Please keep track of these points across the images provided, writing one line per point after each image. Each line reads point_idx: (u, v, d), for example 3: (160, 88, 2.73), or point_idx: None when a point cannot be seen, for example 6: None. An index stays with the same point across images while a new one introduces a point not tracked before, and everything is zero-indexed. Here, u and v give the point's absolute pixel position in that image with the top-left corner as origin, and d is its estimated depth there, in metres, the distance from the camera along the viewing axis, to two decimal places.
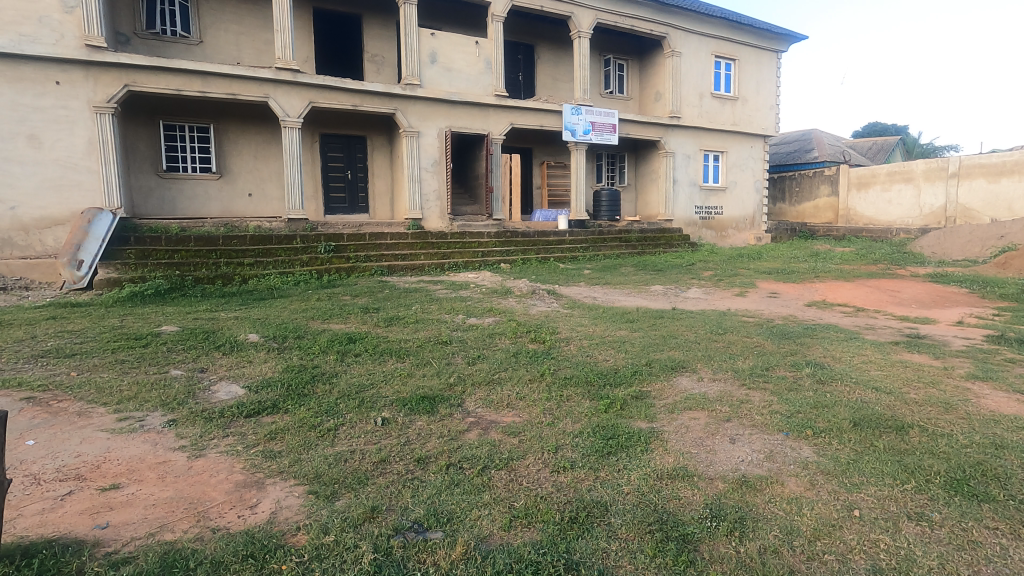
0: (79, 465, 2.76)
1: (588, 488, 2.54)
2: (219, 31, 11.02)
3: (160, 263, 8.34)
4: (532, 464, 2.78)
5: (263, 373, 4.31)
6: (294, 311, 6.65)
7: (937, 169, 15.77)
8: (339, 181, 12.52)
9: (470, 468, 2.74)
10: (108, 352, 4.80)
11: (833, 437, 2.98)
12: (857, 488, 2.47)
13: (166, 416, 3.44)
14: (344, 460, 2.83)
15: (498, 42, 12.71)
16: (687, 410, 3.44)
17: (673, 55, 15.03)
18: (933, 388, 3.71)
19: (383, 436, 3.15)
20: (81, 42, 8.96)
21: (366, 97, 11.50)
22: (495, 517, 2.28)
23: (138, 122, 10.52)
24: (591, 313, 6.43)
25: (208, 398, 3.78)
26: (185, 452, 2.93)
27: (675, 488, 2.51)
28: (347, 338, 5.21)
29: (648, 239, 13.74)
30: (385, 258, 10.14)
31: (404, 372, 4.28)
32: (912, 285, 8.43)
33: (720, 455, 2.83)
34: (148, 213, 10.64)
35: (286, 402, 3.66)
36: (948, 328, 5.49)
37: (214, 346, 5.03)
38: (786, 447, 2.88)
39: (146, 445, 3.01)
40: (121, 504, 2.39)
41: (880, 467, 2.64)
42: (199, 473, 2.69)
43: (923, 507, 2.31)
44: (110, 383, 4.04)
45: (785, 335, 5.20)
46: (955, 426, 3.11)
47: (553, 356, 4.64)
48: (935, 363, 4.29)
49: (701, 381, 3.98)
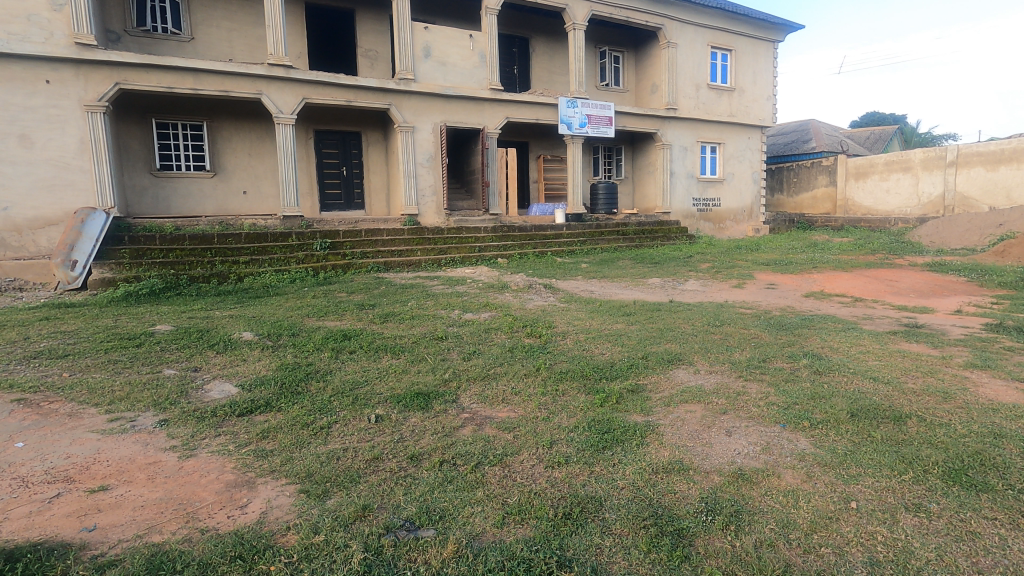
0: (68, 467, 2.73)
1: (582, 483, 2.51)
2: (211, 27, 10.93)
3: (154, 263, 8.29)
4: (527, 460, 2.75)
5: (256, 371, 4.28)
6: (289, 309, 6.61)
7: (935, 158, 15.72)
8: (335, 177, 12.46)
9: (463, 465, 2.71)
10: (102, 352, 4.78)
11: (830, 427, 2.95)
12: (854, 479, 2.44)
13: (158, 416, 3.41)
14: (337, 459, 2.80)
15: (492, 36, 12.61)
16: (684, 403, 3.40)
17: (669, 47, 14.94)
18: (931, 377, 3.69)
19: (376, 432, 3.12)
20: (70, 40, 8.87)
21: (359, 92, 11.39)
22: (488, 514, 2.26)
23: (131, 121, 10.45)
24: (589, 306, 6.40)
25: (201, 397, 3.75)
26: (176, 452, 2.90)
27: (670, 482, 2.49)
28: (342, 334, 5.19)
29: (646, 232, 13.71)
30: (381, 254, 10.10)
31: (398, 368, 4.26)
32: (910, 274, 8.39)
33: (717, 448, 2.79)
34: (142, 212, 10.58)
35: (279, 400, 3.64)
36: (946, 317, 5.45)
37: (208, 344, 5.01)
38: (783, 438, 2.85)
39: (137, 445, 2.98)
40: (109, 506, 2.36)
41: (877, 458, 2.62)
42: (190, 474, 2.66)
43: (921, 497, 2.29)
44: (103, 383, 4.01)
45: (783, 326, 5.18)
46: (953, 416, 3.08)
47: (549, 350, 4.62)
48: (934, 352, 4.26)
49: (697, 373, 3.95)
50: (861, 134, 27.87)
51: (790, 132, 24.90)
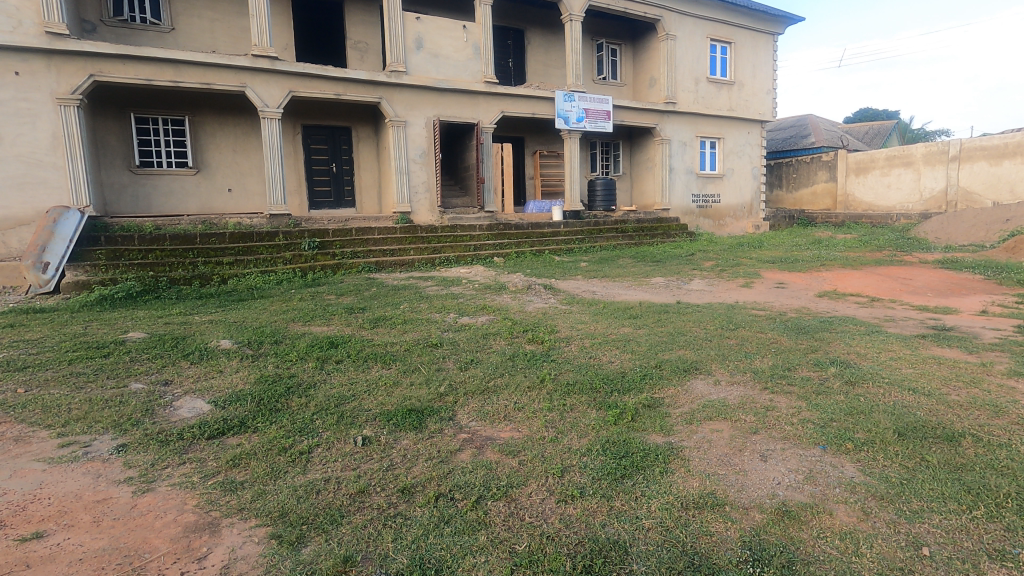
0: (1, 508, 2.35)
1: (601, 523, 2.16)
2: (192, 18, 10.47)
3: (132, 264, 7.89)
4: (535, 493, 2.40)
5: (233, 385, 3.88)
6: (273, 313, 6.22)
7: (937, 152, 15.48)
8: (324, 175, 12.05)
9: (462, 500, 2.35)
10: (64, 364, 4.38)
11: (877, 450, 2.61)
12: (918, 517, 2.09)
13: (117, 440, 3.03)
14: (316, 493, 2.43)
15: (486, 27, 12.21)
16: (708, 421, 3.04)
17: (668, 39, 14.58)
18: (976, 389, 3.35)
19: (363, 459, 2.75)
20: (41, 29, 8.39)
21: (349, 85, 10.97)
22: (493, 567, 1.91)
23: (108, 115, 9.99)
24: (592, 309, 6.04)
25: (168, 417, 3.35)
26: (132, 486, 2.52)
27: (704, 521, 2.13)
28: (328, 342, 4.80)
29: (645, 229, 13.34)
30: (373, 254, 9.70)
31: (388, 381, 3.87)
32: (923, 272, 8.07)
33: (754, 478, 2.43)
34: (122, 211, 10.11)
35: (256, 420, 3.26)
36: (973, 319, 5.12)
37: (182, 354, 4.61)
38: (826, 465, 2.50)
39: (87, 477, 2.59)
40: (41, 560, 1.99)
41: (938, 488, 2.27)
42: (143, 515, 2.28)
43: (1002, 541, 1.96)
44: (60, 400, 3.60)
45: (802, 330, 4.84)
46: (1013, 435, 2.73)
47: (553, 359, 4.25)
48: (971, 358, 3.92)
49: (718, 385, 3.59)
50: (859, 130, 27.67)
51: (788, 127, 24.59)
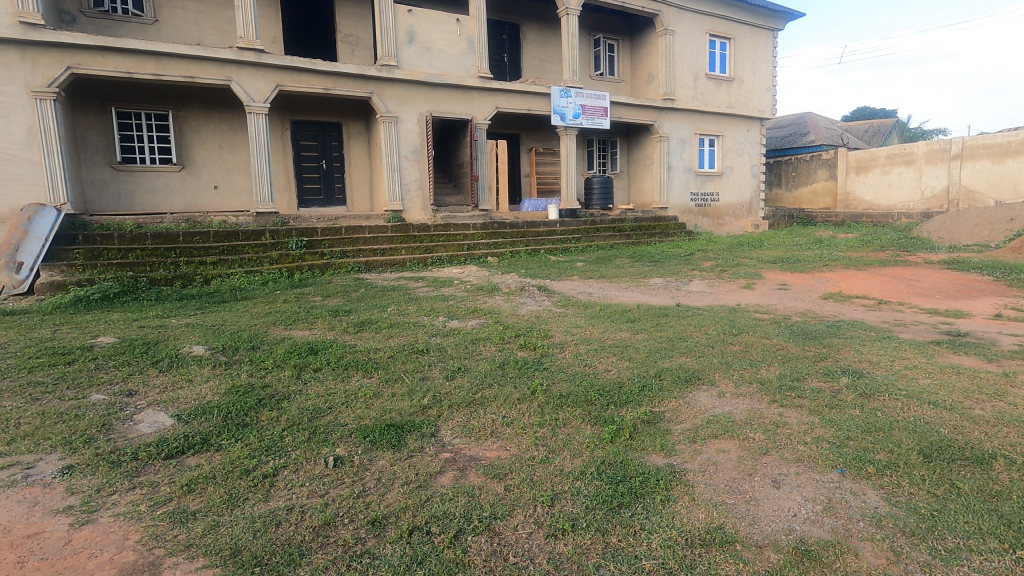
0: None
1: (595, 564, 1.90)
2: (177, 9, 10.16)
3: (111, 264, 7.61)
4: (521, 525, 2.13)
5: (201, 396, 3.60)
6: (254, 315, 5.95)
7: (939, 151, 15.26)
8: (314, 172, 11.77)
9: (439, 535, 2.08)
10: (23, 372, 4.10)
11: (901, 474, 2.36)
12: (954, 557, 1.84)
13: (64, 460, 2.75)
14: (276, 526, 2.16)
15: (481, 20, 11.92)
16: (713, 439, 2.78)
17: (666, 34, 14.31)
18: (1000, 402, 3.10)
19: (333, 483, 2.48)
20: (15, 19, 8.07)
21: (339, 79, 10.67)
22: None
23: (89, 109, 9.67)
24: (587, 312, 5.76)
25: (125, 434, 3.07)
26: (70, 517, 2.24)
27: (713, 562, 1.88)
28: (307, 347, 4.52)
29: (643, 228, 13.08)
30: (362, 254, 9.40)
31: (368, 392, 3.59)
32: (929, 273, 7.84)
33: (765, 508, 2.17)
34: (103, 209, 9.81)
35: (220, 436, 2.98)
36: (988, 323, 4.88)
37: (151, 361, 4.32)
38: (846, 492, 2.25)
39: (21, 506, 2.32)
40: None
41: (975, 522, 2.01)
42: (75, 554, 2.01)
43: None
44: (10, 413, 3.32)
45: (808, 335, 4.58)
46: None
47: (545, 367, 3.98)
48: (991, 367, 3.68)
49: (722, 397, 3.33)
50: (859, 128, 27.50)
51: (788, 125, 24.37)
